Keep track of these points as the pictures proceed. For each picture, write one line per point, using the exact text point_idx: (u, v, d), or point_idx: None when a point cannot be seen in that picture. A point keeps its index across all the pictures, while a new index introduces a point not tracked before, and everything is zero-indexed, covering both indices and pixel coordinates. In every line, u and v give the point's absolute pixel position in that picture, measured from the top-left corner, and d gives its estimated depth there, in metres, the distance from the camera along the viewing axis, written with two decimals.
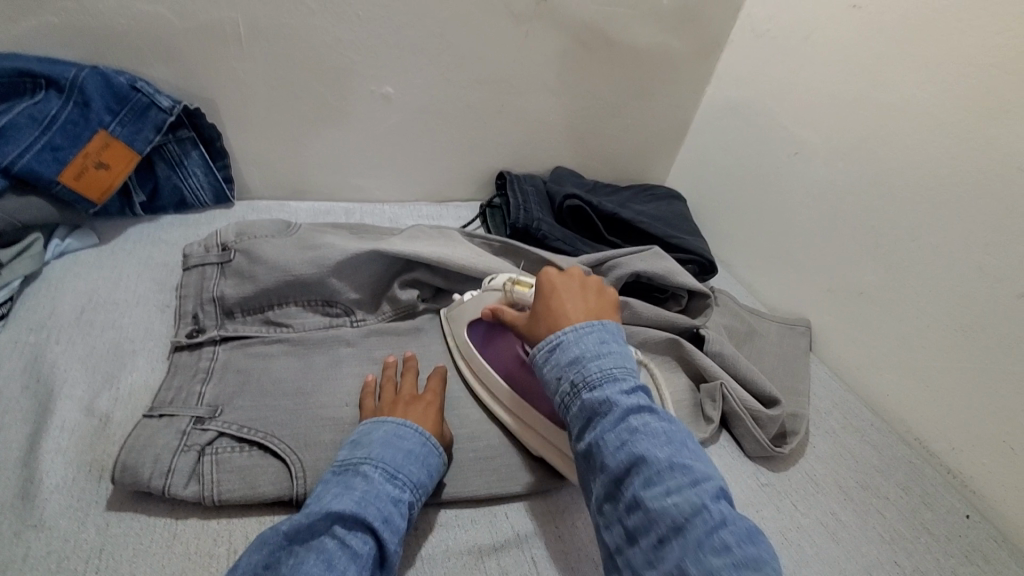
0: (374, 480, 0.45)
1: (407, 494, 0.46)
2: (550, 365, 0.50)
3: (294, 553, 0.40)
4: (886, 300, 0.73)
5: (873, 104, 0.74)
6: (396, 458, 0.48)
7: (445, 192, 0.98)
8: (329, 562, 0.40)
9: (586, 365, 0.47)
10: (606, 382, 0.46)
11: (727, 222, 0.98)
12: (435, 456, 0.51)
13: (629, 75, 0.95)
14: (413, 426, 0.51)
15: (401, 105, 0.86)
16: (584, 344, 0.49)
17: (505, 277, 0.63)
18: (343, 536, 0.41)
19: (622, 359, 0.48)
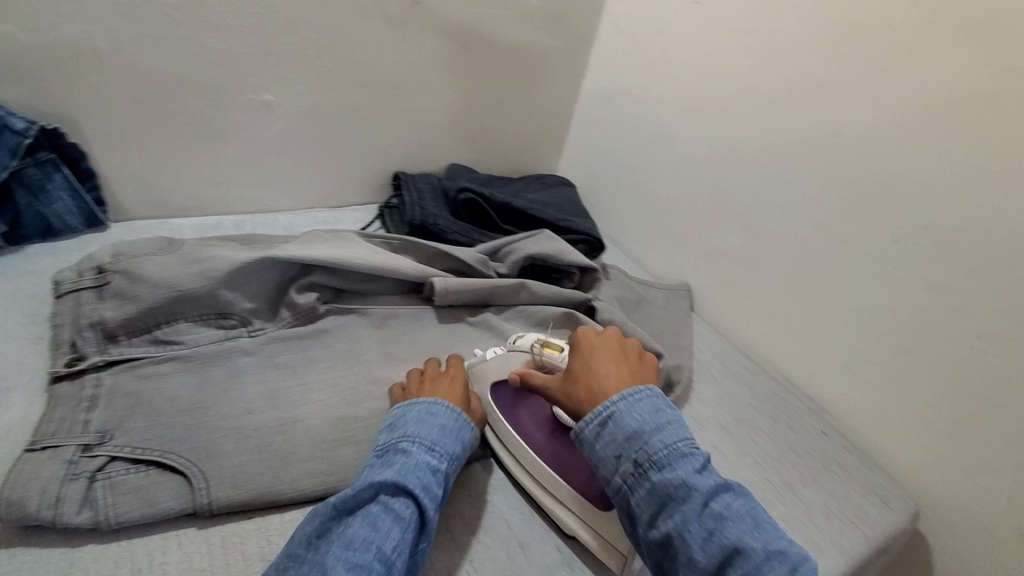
0: (411, 451, 0.50)
1: (443, 463, 0.51)
2: (605, 442, 0.51)
3: (344, 521, 0.45)
4: (746, 258, 0.83)
5: (720, 87, 0.84)
6: (431, 433, 0.53)
7: (340, 197, 0.98)
8: (373, 525, 0.44)
9: (649, 444, 0.49)
10: (675, 461, 0.48)
11: (613, 203, 1.06)
12: (466, 430, 0.56)
13: (510, 73, 1.01)
14: (445, 404, 0.56)
15: (284, 112, 0.85)
16: (640, 416, 0.51)
17: (531, 338, 0.67)
18: (386, 501, 0.46)
19: (681, 431, 0.51)
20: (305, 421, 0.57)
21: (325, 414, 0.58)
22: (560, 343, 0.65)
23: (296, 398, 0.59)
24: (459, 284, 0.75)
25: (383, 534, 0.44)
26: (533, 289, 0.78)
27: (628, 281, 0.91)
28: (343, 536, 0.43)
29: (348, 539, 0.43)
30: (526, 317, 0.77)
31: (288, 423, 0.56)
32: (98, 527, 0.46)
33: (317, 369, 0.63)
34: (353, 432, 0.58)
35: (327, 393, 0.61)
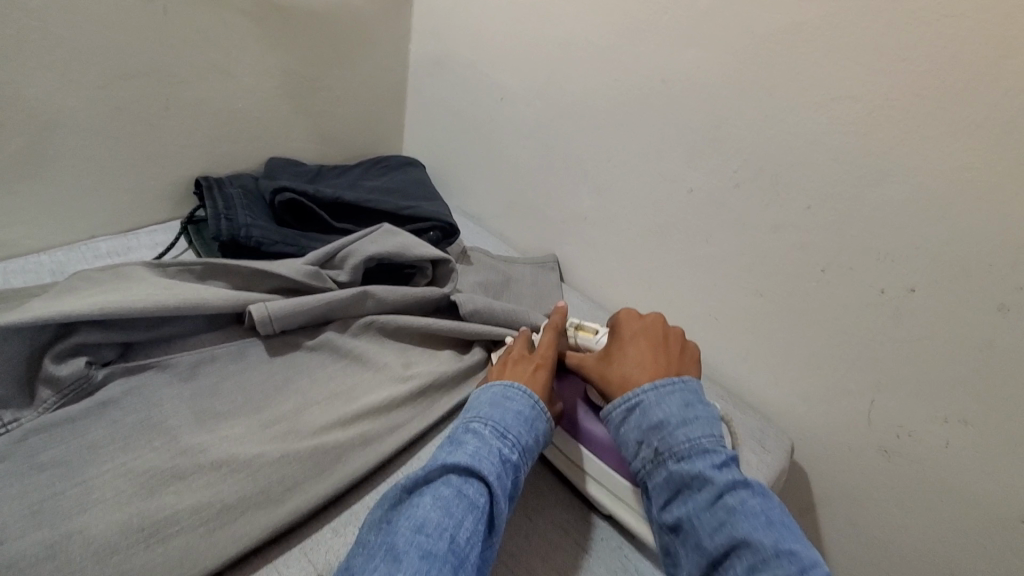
0: (486, 436, 0.47)
1: (514, 455, 0.47)
2: (628, 425, 0.51)
3: (409, 507, 0.41)
4: (604, 219, 0.79)
5: (549, 39, 0.77)
6: (505, 419, 0.49)
7: (129, 218, 0.79)
8: (446, 510, 0.41)
9: (672, 434, 0.48)
10: (696, 453, 0.46)
11: (464, 177, 0.97)
12: (541, 421, 0.52)
13: (321, 43, 0.86)
14: (520, 388, 0.53)
15: (16, 125, 0.64)
16: (668, 407, 0.50)
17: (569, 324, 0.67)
18: (460, 488, 0.42)
19: (710, 426, 0.48)
20: (83, 533, 0.44)
21: (111, 518, 0.45)
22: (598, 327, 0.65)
23: (69, 506, 0.45)
24: (285, 307, 0.62)
25: (456, 522, 0.40)
26: (378, 294, 0.68)
27: (491, 261, 0.84)
28: (410, 520, 0.40)
29: (416, 525, 0.39)
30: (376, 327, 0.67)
31: (58, 543, 0.43)
32: None
33: (101, 457, 0.49)
34: (157, 528, 0.45)
35: (118, 486, 0.47)
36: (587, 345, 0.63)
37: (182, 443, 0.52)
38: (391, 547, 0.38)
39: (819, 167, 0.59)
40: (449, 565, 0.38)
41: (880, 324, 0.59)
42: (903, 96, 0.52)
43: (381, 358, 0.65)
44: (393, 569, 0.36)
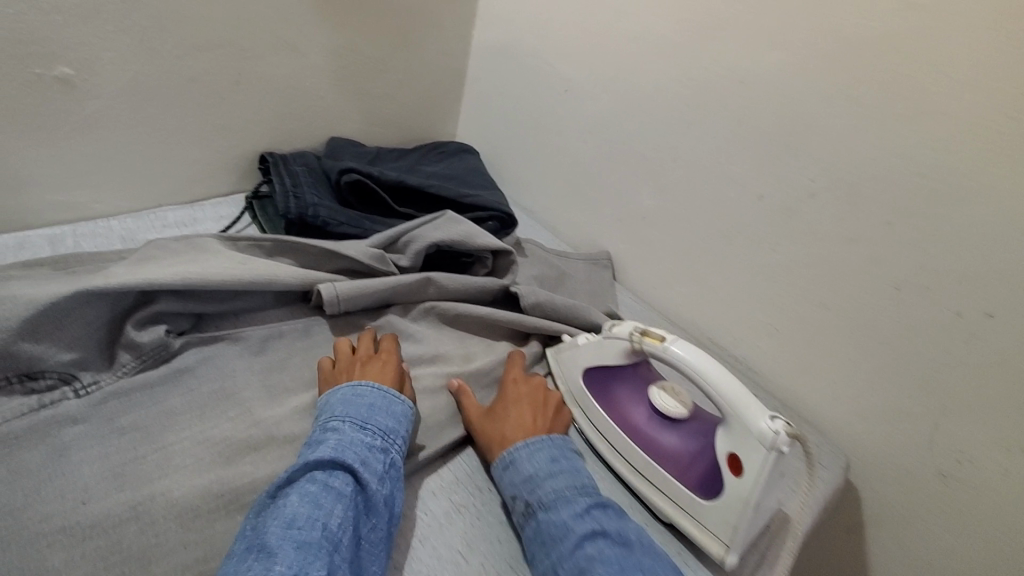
0: (343, 429, 0.47)
1: (378, 441, 0.48)
2: (507, 482, 0.50)
3: (284, 503, 0.41)
4: (664, 221, 0.78)
5: (621, 34, 0.76)
6: (361, 409, 0.50)
7: (194, 189, 0.80)
8: (315, 503, 0.41)
9: (541, 486, 0.48)
10: (559, 503, 0.47)
11: (518, 168, 0.96)
12: (401, 405, 0.53)
13: (388, 25, 0.85)
14: (370, 384, 0.52)
15: (94, 90, 0.65)
16: (537, 462, 0.50)
17: (629, 324, 0.58)
18: (326, 480, 0.43)
19: (574, 476, 0.49)
20: (166, 495, 0.45)
21: (191, 486, 0.46)
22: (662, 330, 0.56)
23: (151, 470, 0.46)
24: (352, 289, 0.63)
25: (327, 511, 0.41)
26: (440, 281, 0.68)
27: (546, 255, 0.84)
28: (281, 519, 0.40)
29: (286, 521, 0.40)
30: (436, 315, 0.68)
31: (143, 504, 0.44)
32: None
33: (179, 424, 0.50)
34: (236, 496, 0.46)
35: (196, 454, 0.48)
36: (654, 352, 0.55)
37: (255, 418, 0.52)
38: (265, 545, 0.38)
39: (903, 183, 0.57)
40: (323, 555, 0.39)
41: (952, 346, 0.58)
42: (1004, 115, 0.51)
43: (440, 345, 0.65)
44: (268, 563, 0.37)
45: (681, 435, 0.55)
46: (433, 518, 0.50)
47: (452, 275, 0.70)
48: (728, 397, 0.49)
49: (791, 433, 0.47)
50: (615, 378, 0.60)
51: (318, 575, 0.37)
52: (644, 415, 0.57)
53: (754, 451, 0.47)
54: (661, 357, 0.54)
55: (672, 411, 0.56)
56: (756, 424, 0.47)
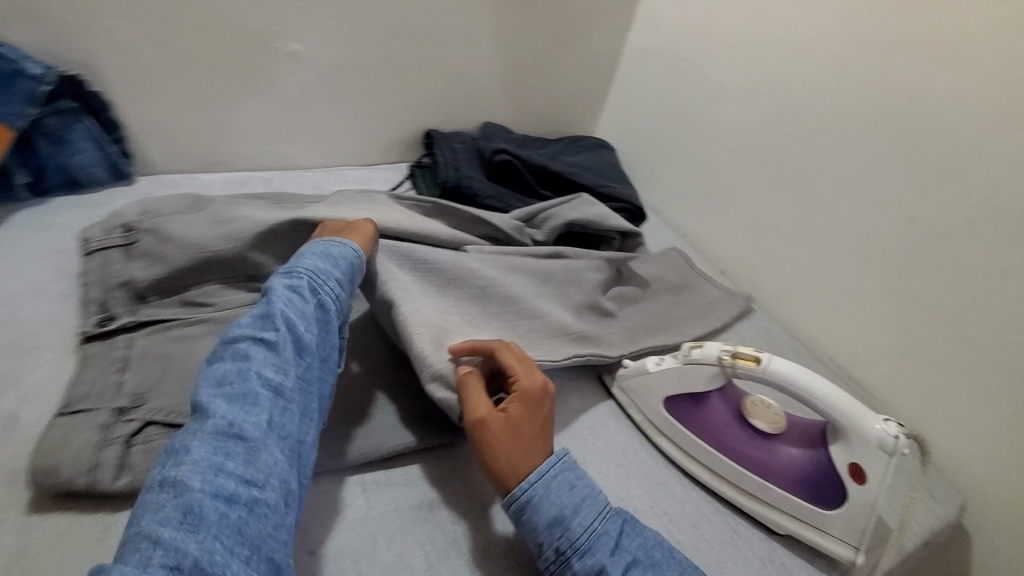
0: (273, 287, 0.49)
1: (309, 292, 0.50)
2: (527, 526, 0.45)
3: (216, 367, 0.44)
4: (798, 232, 0.78)
5: (780, 44, 0.77)
6: (297, 268, 0.52)
7: (370, 155, 0.94)
8: (245, 360, 0.44)
9: (570, 528, 0.45)
10: (594, 544, 0.44)
11: (653, 169, 1.00)
12: (338, 259, 0.54)
13: (550, 23, 0.93)
14: (311, 246, 0.55)
15: (312, 63, 0.80)
16: (559, 498, 0.46)
17: (712, 346, 0.55)
18: (256, 336, 0.45)
19: (596, 505, 0.47)
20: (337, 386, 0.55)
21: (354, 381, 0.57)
22: (750, 347, 0.54)
23: None
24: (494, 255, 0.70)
25: (258, 364, 0.44)
26: (465, 265, 0.66)
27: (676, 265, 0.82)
28: (211, 382, 0.43)
29: (216, 382, 0.43)
30: (449, 282, 0.64)
31: None
32: (136, 493, 0.44)
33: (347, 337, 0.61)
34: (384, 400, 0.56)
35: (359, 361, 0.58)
36: (750, 374, 0.53)
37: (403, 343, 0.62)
38: (197, 406, 0.41)
39: None
40: (262, 403, 0.42)
41: None
42: None
43: (427, 306, 0.59)
44: (201, 419, 0.41)
45: (787, 449, 0.55)
46: None
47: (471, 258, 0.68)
48: (840, 409, 0.49)
49: (907, 433, 0.48)
50: (701, 404, 0.58)
51: (255, 423, 0.41)
52: (744, 437, 0.56)
53: (876, 458, 0.48)
54: (758, 378, 0.52)
55: (766, 427, 0.56)
56: (872, 430, 0.48)
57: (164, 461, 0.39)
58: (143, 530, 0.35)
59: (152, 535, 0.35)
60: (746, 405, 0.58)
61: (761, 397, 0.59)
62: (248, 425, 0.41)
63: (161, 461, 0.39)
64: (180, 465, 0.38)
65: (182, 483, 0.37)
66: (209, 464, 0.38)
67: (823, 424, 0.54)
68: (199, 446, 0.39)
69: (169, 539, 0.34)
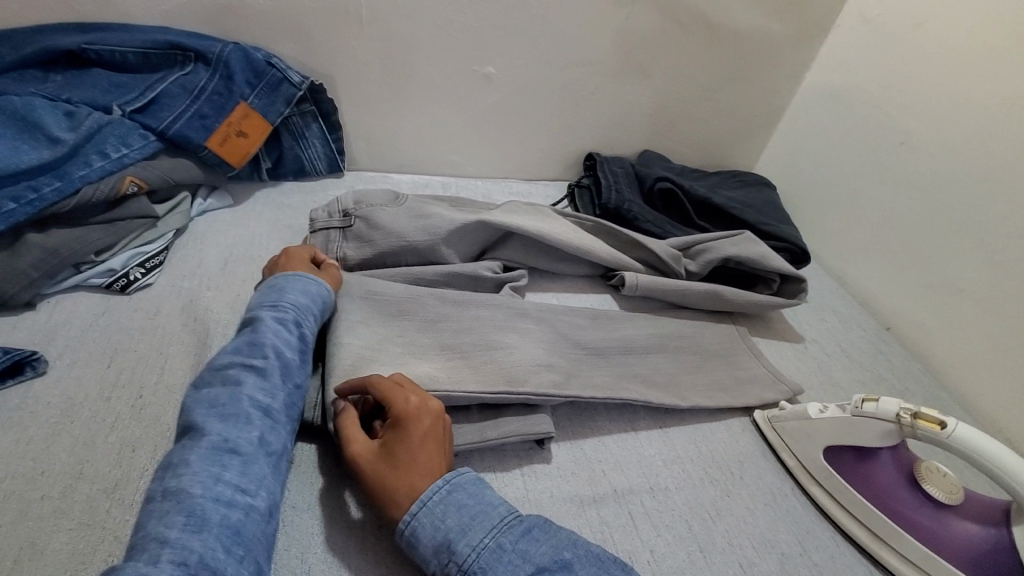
0: (266, 316, 0.52)
1: (294, 318, 0.53)
2: (422, 553, 0.42)
3: (206, 389, 0.46)
4: (993, 299, 0.71)
5: (995, 95, 0.71)
6: (277, 297, 0.54)
7: (533, 171, 1.01)
8: (236, 380, 0.46)
9: (460, 550, 0.41)
10: (484, 563, 0.40)
11: (817, 213, 0.96)
12: (313, 289, 0.57)
13: (727, 60, 0.94)
14: (286, 276, 0.58)
15: (501, 85, 0.89)
16: (442, 519, 0.42)
17: (889, 401, 0.53)
18: (245, 361, 0.48)
19: (488, 520, 0.43)
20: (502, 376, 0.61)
21: (532, 355, 0.61)
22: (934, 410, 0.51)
23: None
24: (649, 283, 0.73)
25: (249, 385, 0.46)
26: (414, 292, 0.64)
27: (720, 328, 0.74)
28: (204, 403, 0.45)
29: (210, 403, 0.44)
30: (397, 311, 0.61)
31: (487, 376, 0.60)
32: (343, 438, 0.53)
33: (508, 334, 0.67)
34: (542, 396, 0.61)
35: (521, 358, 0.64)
36: (930, 437, 0.50)
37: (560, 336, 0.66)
38: (193, 424, 0.43)
39: None
40: (253, 421, 0.44)
41: None
42: None
43: (361, 332, 0.57)
44: (194, 439, 0.42)
45: (966, 526, 0.51)
46: (689, 477, 0.56)
47: (446, 295, 0.65)
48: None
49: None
50: (866, 460, 0.56)
51: (249, 438, 0.43)
52: (915, 504, 0.53)
53: None
54: (941, 443, 0.49)
55: (946, 498, 0.52)
56: None
57: (160, 479, 0.40)
58: (150, 536, 0.36)
59: (158, 537, 0.36)
60: (920, 470, 0.54)
61: (937, 465, 0.55)
62: (243, 440, 0.43)
63: (159, 475, 0.40)
64: (180, 478, 0.39)
65: (184, 493, 0.38)
66: (208, 475, 0.40)
67: (1008, 506, 0.50)
68: (196, 461, 0.40)
69: (175, 540, 0.36)
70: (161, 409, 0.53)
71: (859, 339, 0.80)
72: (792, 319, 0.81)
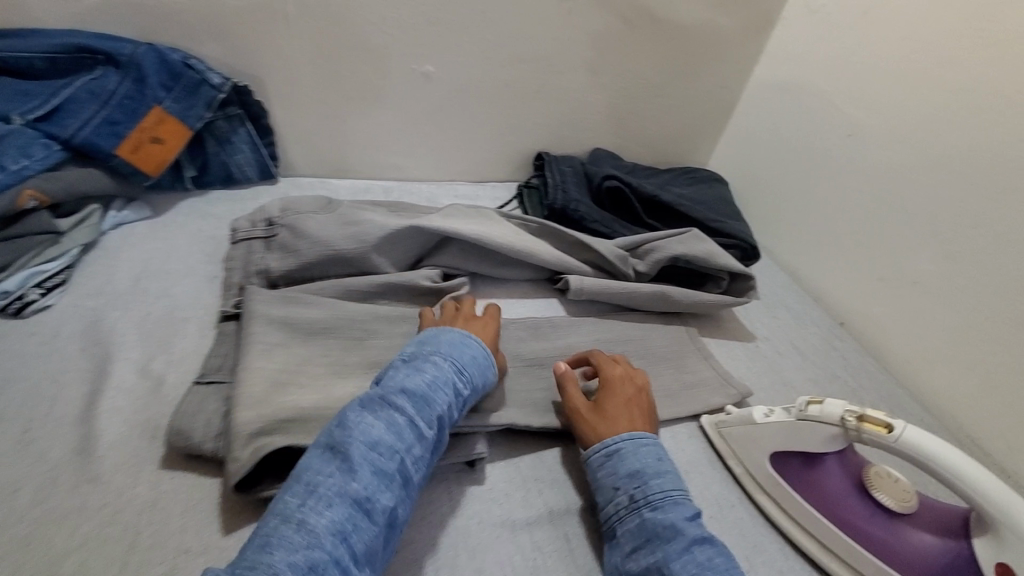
0: (445, 371, 0.49)
1: (466, 390, 0.50)
2: (606, 471, 0.50)
3: (373, 421, 0.44)
4: (943, 290, 0.69)
5: (937, 84, 0.70)
6: (462, 357, 0.52)
7: (481, 172, 0.98)
8: (400, 433, 0.44)
9: (649, 483, 0.48)
10: (668, 504, 0.47)
11: (770, 208, 0.95)
12: (490, 370, 0.54)
13: (674, 54, 0.92)
14: (463, 332, 0.55)
15: (441, 84, 0.85)
16: (644, 459, 0.50)
17: (835, 403, 0.50)
18: (414, 416, 0.45)
19: (678, 481, 0.49)
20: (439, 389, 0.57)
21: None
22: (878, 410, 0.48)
23: None
24: (594, 286, 0.70)
25: (407, 446, 0.43)
26: (340, 306, 0.60)
27: (669, 333, 0.71)
28: (365, 436, 0.43)
29: (370, 442, 0.42)
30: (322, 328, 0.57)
31: None
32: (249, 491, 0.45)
33: None
34: None
35: None
36: (877, 442, 0.47)
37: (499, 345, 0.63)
38: (349, 457, 0.41)
39: None
40: (393, 486, 0.42)
41: None
42: None
43: (277, 355, 0.53)
44: (347, 477, 0.40)
45: (916, 534, 0.49)
46: None
47: (376, 308, 0.61)
48: (989, 496, 0.43)
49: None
50: (813, 466, 0.53)
51: (387, 503, 0.41)
52: (866, 512, 0.51)
53: None
54: (888, 447, 0.47)
55: (895, 505, 0.50)
56: None
57: (300, 501, 0.39)
58: (274, 566, 0.35)
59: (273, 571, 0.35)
60: (870, 476, 0.52)
61: (888, 470, 0.52)
62: (381, 504, 0.41)
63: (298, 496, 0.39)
64: (318, 517, 0.38)
65: (315, 537, 0.37)
66: (340, 529, 0.38)
67: (964, 513, 0.48)
68: (335, 509, 0.39)
69: None
70: (48, 446, 0.48)
71: (813, 336, 0.79)
72: (744, 317, 0.80)
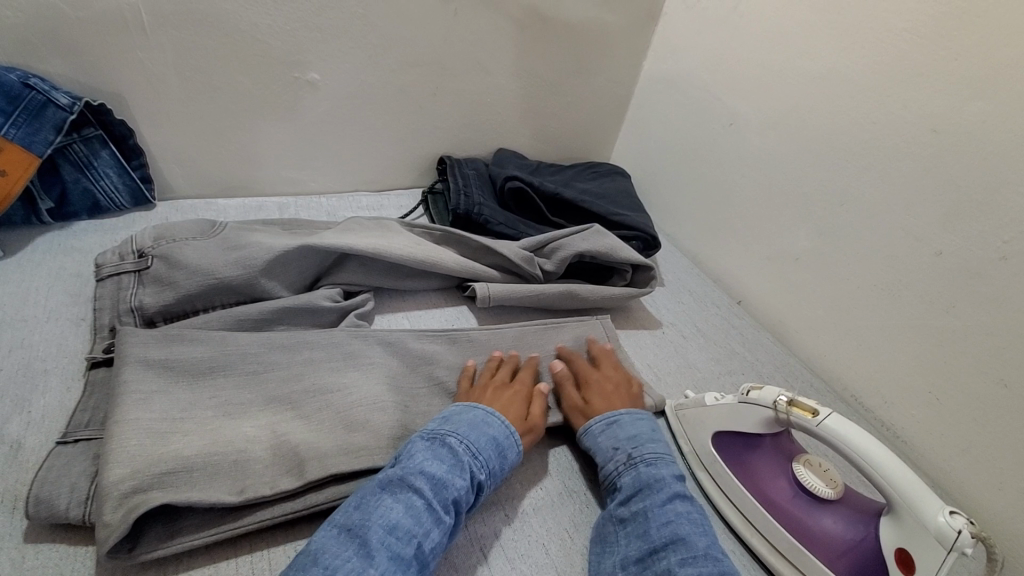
0: (461, 454, 0.48)
1: (481, 478, 0.48)
2: (605, 436, 0.56)
3: (393, 510, 0.42)
4: (818, 265, 0.75)
5: (800, 73, 0.74)
6: (481, 440, 0.50)
7: (384, 180, 0.95)
8: (419, 516, 0.42)
9: (644, 445, 0.54)
10: (659, 463, 0.52)
11: (668, 197, 0.99)
12: (511, 455, 0.51)
13: (566, 52, 0.93)
14: (487, 409, 0.53)
15: (330, 92, 0.82)
16: (637, 428, 0.56)
17: (769, 391, 0.53)
18: (430, 499, 0.43)
19: (669, 450, 0.55)
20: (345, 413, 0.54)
21: (370, 393, 0.55)
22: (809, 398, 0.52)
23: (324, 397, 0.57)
24: (502, 290, 0.70)
25: (425, 530, 0.42)
26: (230, 339, 0.55)
27: (581, 330, 0.72)
28: (383, 520, 0.42)
29: (389, 526, 0.41)
30: (209, 367, 0.53)
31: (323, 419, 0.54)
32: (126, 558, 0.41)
33: None
34: None
35: None
36: (802, 425, 0.50)
37: (406, 360, 0.62)
38: (367, 544, 0.40)
39: None
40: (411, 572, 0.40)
41: None
42: None
43: (156, 403, 0.48)
44: (364, 564, 0.39)
45: (828, 518, 0.51)
46: (548, 494, 0.54)
47: (271, 336, 0.57)
48: (893, 478, 0.45)
49: (976, 533, 0.42)
50: (753, 448, 0.56)
51: None
52: (789, 493, 0.53)
53: (929, 549, 0.43)
54: (811, 431, 0.50)
55: (820, 489, 0.52)
56: (932, 518, 0.43)
57: None
58: None
59: None
60: (801, 460, 0.54)
61: (821, 460, 0.55)
62: None
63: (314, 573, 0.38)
64: None
65: None
66: None
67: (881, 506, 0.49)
68: None
69: None
70: None
71: (713, 317, 0.83)
72: (650, 306, 0.83)
